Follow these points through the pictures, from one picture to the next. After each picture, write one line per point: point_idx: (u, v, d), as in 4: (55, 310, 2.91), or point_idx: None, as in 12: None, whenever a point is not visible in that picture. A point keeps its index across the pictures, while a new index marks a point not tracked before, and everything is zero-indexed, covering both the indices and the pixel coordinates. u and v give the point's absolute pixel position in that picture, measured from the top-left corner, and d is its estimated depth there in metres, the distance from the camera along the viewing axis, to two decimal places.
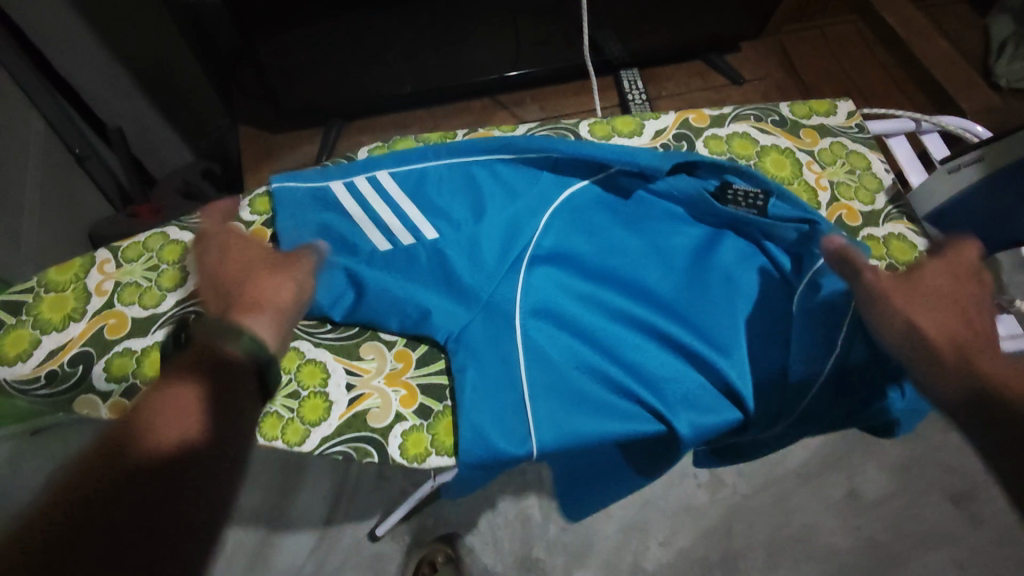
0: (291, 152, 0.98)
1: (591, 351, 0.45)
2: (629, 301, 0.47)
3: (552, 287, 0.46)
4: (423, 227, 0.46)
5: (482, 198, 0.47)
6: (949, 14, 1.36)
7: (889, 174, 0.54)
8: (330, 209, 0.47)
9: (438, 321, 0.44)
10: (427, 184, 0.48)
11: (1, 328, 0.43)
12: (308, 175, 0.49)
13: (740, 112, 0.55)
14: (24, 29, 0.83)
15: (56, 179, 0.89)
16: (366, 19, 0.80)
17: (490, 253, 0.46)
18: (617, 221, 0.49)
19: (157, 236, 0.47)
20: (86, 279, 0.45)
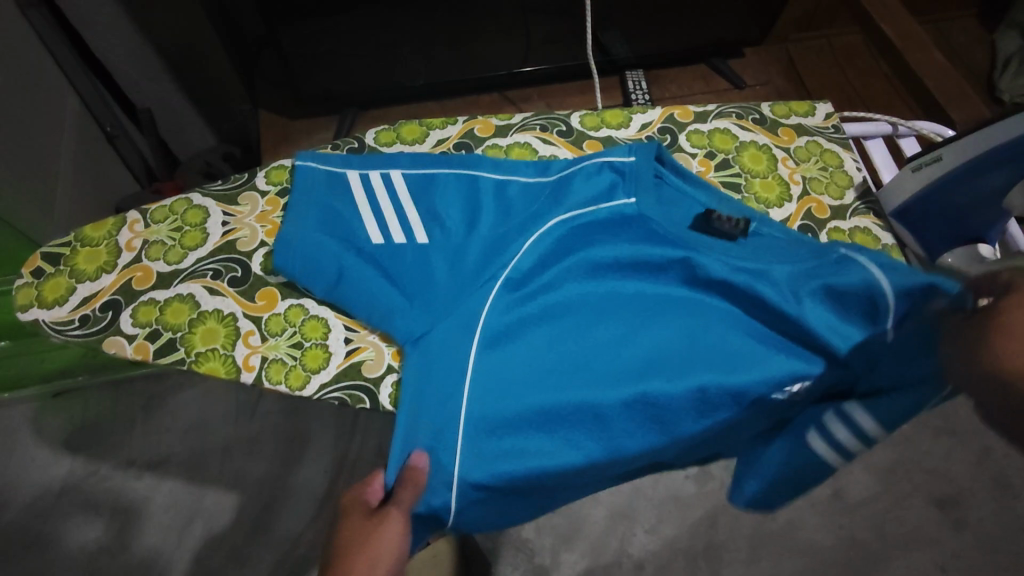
0: (308, 137, 1.03)
1: (546, 369, 0.46)
2: (597, 321, 0.47)
3: (527, 300, 0.48)
4: (416, 231, 0.49)
5: (478, 213, 0.50)
6: (957, 28, 1.39)
7: (859, 173, 0.58)
8: (336, 199, 0.50)
9: (400, 322, 0.46)
10: (433, 190, 0.51)
11: (41, 276, 0.48)
12: (331, 158, 0.52)
13: (722, 110, 0.59)
14: (66, 12, 0.90)
15: (89, 154, 0.95)
16: (383, 13, 0.86)
17: (467, 263, 0.47)
18: (608, 239, 0.49)
19: (182, 202, 0.52)
20: (117, 236, 0.50)
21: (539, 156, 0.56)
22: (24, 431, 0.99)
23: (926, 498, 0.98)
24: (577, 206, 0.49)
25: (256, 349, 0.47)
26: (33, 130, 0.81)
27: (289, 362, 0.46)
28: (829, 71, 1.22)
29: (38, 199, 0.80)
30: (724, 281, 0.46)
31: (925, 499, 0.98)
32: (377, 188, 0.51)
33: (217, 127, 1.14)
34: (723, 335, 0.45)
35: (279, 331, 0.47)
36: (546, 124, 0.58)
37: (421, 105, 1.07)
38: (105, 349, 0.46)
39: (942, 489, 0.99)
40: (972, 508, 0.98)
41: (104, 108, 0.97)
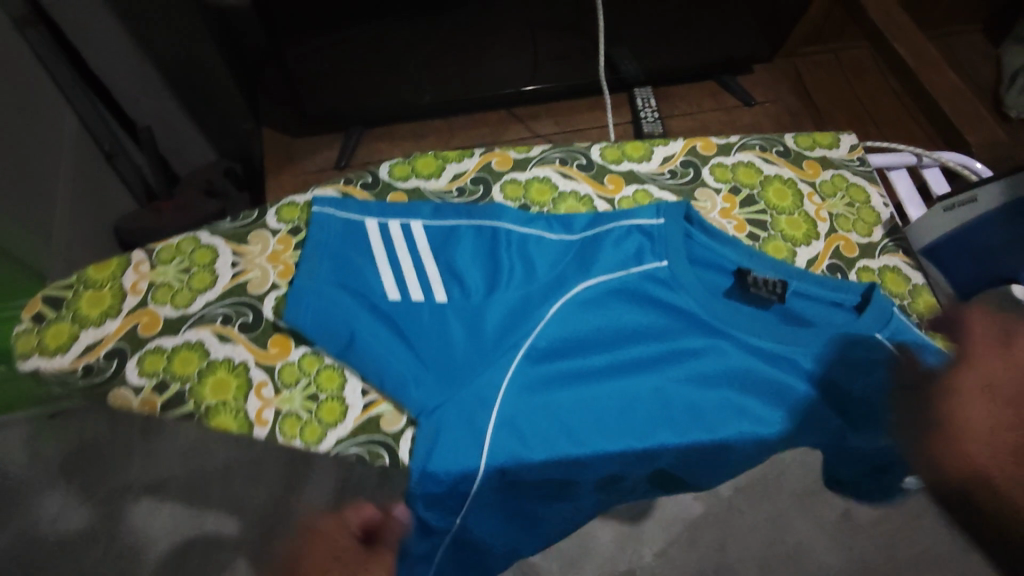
0: (312, 156, 0.99)
1: (563, 440, 0.45)
2: (613, 387, 0.48)
3: (548, 366, 0.47)
4: (435, 289, 0.48)
5: (498, 272, 0.48)
6: (963, 42, 1.38)
7: (887, 208, 0.56)
8: (349, 249, 0.48)
9: (416, 392, 0.44)
10: (453, 245, 0.50)
11: (42, 321, 0.46)
12: (347, 204, 0.51)
13: (746, 142, 0.58)
14: (64, 29, 0.88)
15: (86, 174, 0.93)
16: (389, 28, 0.84)
17: (490, 327, 0.46)
18: (632, 303, 0.49)
19: (190, 240, 0.50)
20: (122, 278, 0.48)
21: (558, 192, 0.54)
22: (19, 453, 0.97)
23: None
24: (605, 272, 0.49)
25: (270, 402, 0.45)
26: (28, 153, 0.79)
27: (303, 416, 0.45)
28: (838, 87, 1.20)
29: (33, 224, 0.78)
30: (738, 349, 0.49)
31: None
32: (396, 240, 0.50)
33: (217, 143, 1.12)
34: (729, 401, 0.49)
35: (292, 381, 0.46)
36: (566, 157, 0.55)
37: (426, 121, 1.05)
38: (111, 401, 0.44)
39: None
40: None
41: (100, 124, 0.96)
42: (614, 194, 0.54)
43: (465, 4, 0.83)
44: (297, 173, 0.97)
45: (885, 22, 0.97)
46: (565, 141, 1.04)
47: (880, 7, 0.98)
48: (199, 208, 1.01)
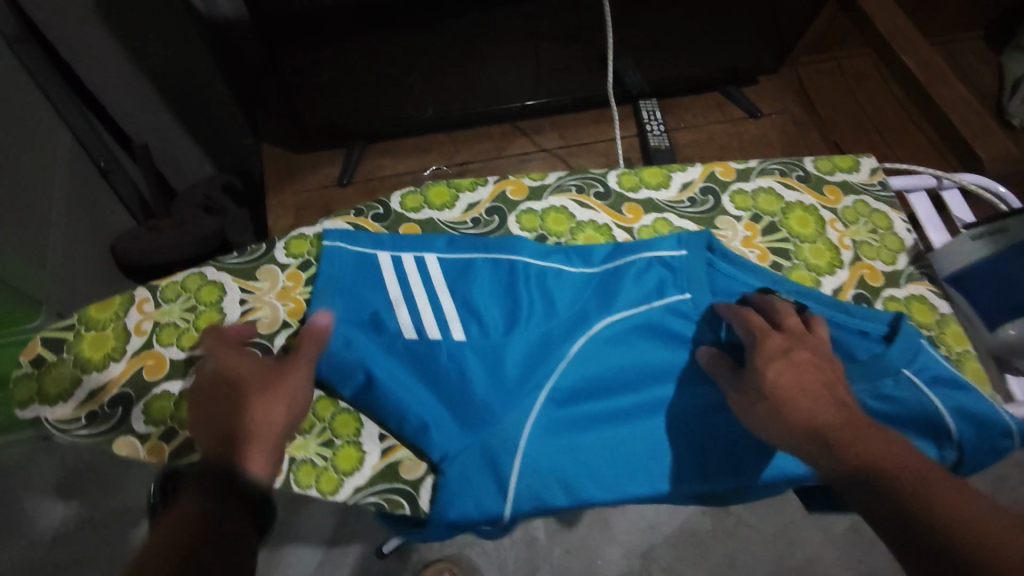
0: (313, 172, 0.97)
1: (587, 481, 0.45)
2: (638, 423, 0.47)
3: (570, 404, 0.47)
4: (453, 327, 0.48)
5: (517, 309, 0.49)
6: (966, 49, 1.37)
7: (911, 235, 0.56)
8: (368, 290, 0.49)
9: (438, 438, 0.45)
10: (469, 279, 0.50)
11: (41, 365, 0.45)
12: (358, 237, 0.51)
13: (765, 167, 0.57)
14: (57, 44, 0.85)
15: (81, 192, 0.91)
16: (391, 39, 0.82)
17: (511, 368, 0.47)
18: (649, 337, 0.49)
19: (195, 277, 0.49)
20: (125, 318, 0.47)
21: (574, 222, 0.54)
22: (14, 476, 0.94)
23: None
24: (628, 306, 0.49)
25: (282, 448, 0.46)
26: (20, 172, 0.76)
27: (319, 464, 0.46)
28: (842, 97, 1.20)
29: (27, 247, 0.75)
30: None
31: None
32: (411, 278, 0.50)
33: (214, 156, 1.09)
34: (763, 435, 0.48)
35: (306, 426, 0.47)
36: (583, 184, 0.56)
37: (428, 135, 1.03)
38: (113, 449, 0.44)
39: None
40: None
41: (96, 142, 0.92)
42: (633, 223, 0.55)
43: (468, 16, 0.82)
44: (298, 189, 0.94)
45: (893, 32, 0.96)
46: (571, 154, 1.03)
47: (887, 16, 0.97)
48: (197, 224, 0.98)
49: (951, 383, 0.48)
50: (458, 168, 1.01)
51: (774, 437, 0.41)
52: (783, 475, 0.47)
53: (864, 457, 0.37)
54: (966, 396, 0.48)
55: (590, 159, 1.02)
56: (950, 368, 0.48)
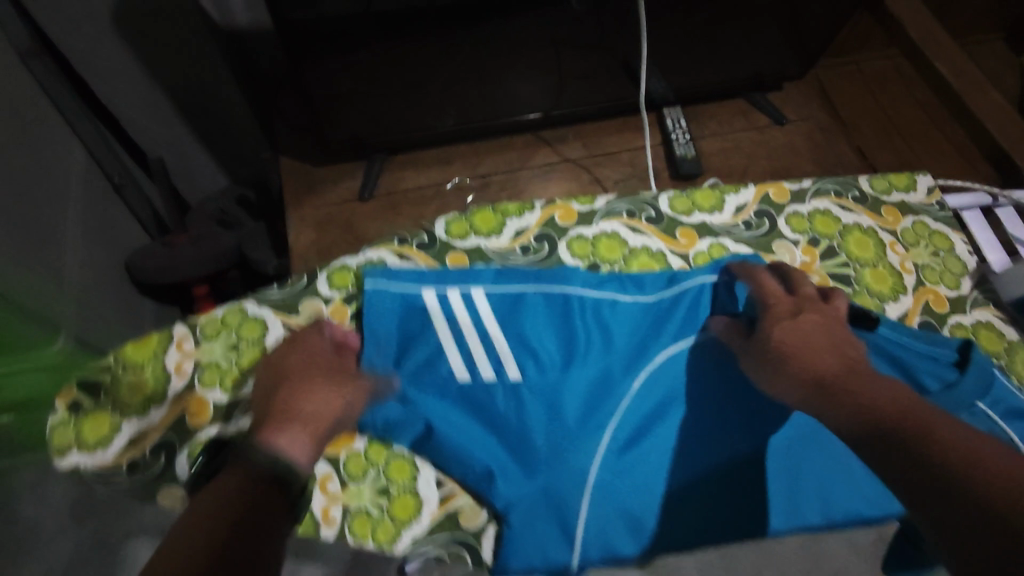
0: (334, 187, 0.94)
1: (633, 498, 0.54)
2: (690, 450, 0.56)
3: (624, 429, 0.55)
4: (508, 367, 0.57)
5: (572, 350, 0.57)
6: (990, 49, 1.33)
7: (971, 257, 0.65)
8: (425, 335, 0.57)
9: (501, 483, 0.54)
10: (519, 315, 0.59)
11: (85, 410, 0.56)
12: (399, 276, 0.60)
13: (821, 190, 0.67)
14: (70, 58, 0.83)
15: (97, 209, 0.88)
16: (412, 47, 0.79)
17: (575, 405, 0.55)
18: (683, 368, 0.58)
19: (234, 315, 0.60)
20: (164, 360, 0.58)
21: (628, 250, 0.65)
22: (27, 501, 0.91)
23: None
24: (672, 339, 0.58)
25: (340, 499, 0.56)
26: (34, 190, 0.74)
27: (377, 514, 0.56)
28: (866, 102, 1.17)
29: (45, 270, 0.73)
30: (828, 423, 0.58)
31: None
32: (462, 323, 0.58)
33: (230, 170, 1.07)
34: (821, 468, 0.58)
35: (358, 474, 0.57)
36: (635, 209, 0.67)
37: (450, 146, 1.00)
38: (160, 493, 0.55)
39: None
40: None
41: (112, 159, 0.89)
42: (689, 249, 0.65)
43: (491, 22, 0.79)
44: (319, 204, 0.92)
45: (924, 37, 0.93)
46: (595, 165, 1.00)
47: (916, 20, 0.95)
48: (215, 239, 0.96)
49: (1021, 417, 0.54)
50: (481, 180, 0.98)
51: (780, 389, 0.49)
52: (834, 496, 0.57)
53: (861, 395, 0.44)
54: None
55: (615, 169, 1.00)
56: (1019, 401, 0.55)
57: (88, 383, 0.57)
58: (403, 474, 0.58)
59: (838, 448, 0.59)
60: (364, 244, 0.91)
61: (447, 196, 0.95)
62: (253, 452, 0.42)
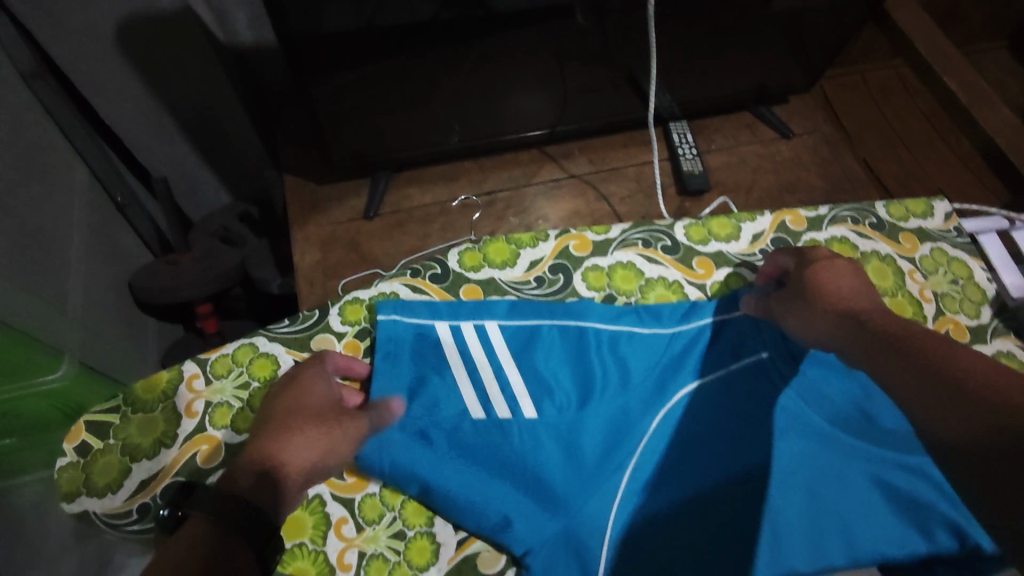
0: (338, 204, 0.93)
1: (651, 537, 0.55)
2: (711, 483, 0.56)
3: (639, 469, 0.57)
4: (521, 405, 0.58)
5: (587, 389, 0.60)
6: (993, 58, 1.32)
7: (991, 284, 0.67)
8: (439, 370, 0.59)
9: (517, 530, 0.53)
10: (531, 353, 0.61)
11: (93, 453, 0.56)
12: (414, 312, 0.62)
13: (838, 216, 0.70)
14: (72, 78, 0.82)
15: (100, 229, 0.88)
16: (415, 63, 0.78)
17: (595, 446, 0.57)
18: (692, 403, 0.60)
19: (246, 351, 0.61)
20: (174, 399, 0.58)
21: (644, 279, 0.68)
22: None
23: None
24: (694, 377, 0.61)
25: (351, 543, 0.55)
26: (35, 213, 0.73)
27: (392, 559, 0.54)
28: (872, 114, 1.16)
29: (49, 297, 0.72)
30: (848, 458, 0.57)
31: None
32: (475, 360, 0.61)
33: (233, 186, 1.06)
34: (845, 504, 0.56)
35: (375, 517, 0.56)
36: (650, 238, 0.71)
37: (454, 162, 0.99)
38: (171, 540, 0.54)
39: None
40: None
41: (115, 178, 0.89)
42: (706, 279, 0.69)
43: (494, 37, 0.78)
44: (323, 222, 0.91)
45: (931, 51, 0.93)
46: (601, 180, 0.99)
47: (922, 32, 0.95)
48: (219, 258, 0.95)
49: None
50: (487, 196, 0.97)
51: (808, 329, 0.58)
52: (861, 535, 0.55)
53: (882, 326, 0.53)
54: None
55: (622, 184, 0.99)
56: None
57: (96, 425, 0.57)
58: (419, 516, 0.57)
59: (862, 486, 0.56)
60: (369, 262, 0.89)
61: (452, 213, 0.94)
62: (209, 505, 0.42)
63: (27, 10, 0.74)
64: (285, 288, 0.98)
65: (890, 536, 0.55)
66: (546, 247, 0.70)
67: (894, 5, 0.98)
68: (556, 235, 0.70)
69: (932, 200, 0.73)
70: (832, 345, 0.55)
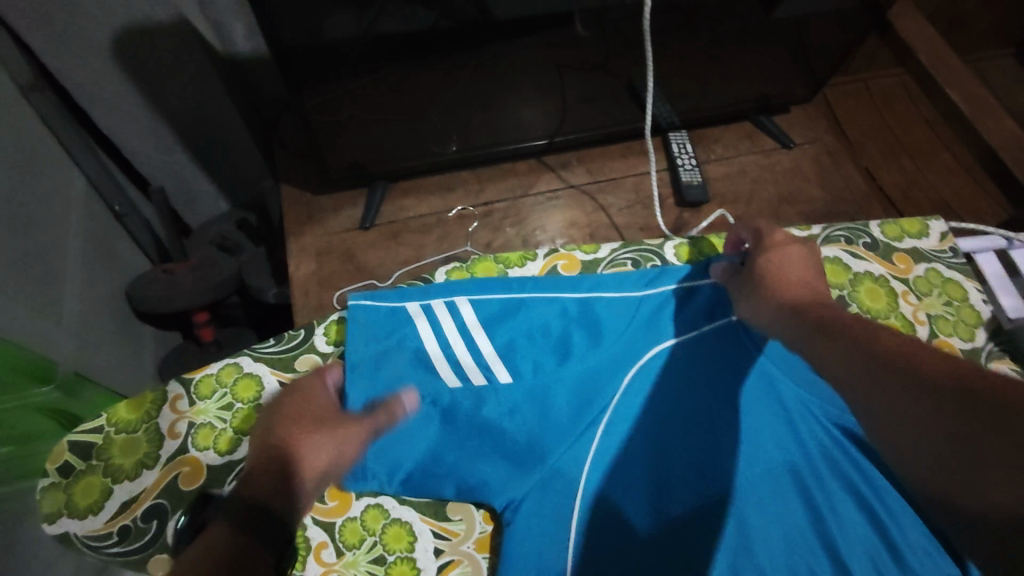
0: (335, 215, 0.93)
1: (628, 496, 0.55)
2: (687, 451, 0.57)
3: (615, 427, 0.58)
4: (495, 370, 0.59)
5: (563, 353, 0.61)
6: (998, 66, 1.30)
7: (986, 306, 0.67)
8: (406, 336, 0.60)
9: (494, 491, 0.55)
10: (505, 323, 0.61)
11: (75, 473, 0.56)
12: (381, 295, 0.62)
13: (832, 236, 0.70)
14: (70, 89, 0.83)
15: (96, 238, 0.88)
16: (411, 74, 0.78)
17: (566, 407, 0.58)
18: (665, 364, 0.60)
19: (231, 371, 0.61)
20: (158, 421, 0.58)
21: None
22: None
23: None
24: (667, 338, 0.61)
25: (331, 567, 0.55)
26: (32, 225, 0.74)
27: None
28: (875, 122, 1.15)
29: (45, 307, 0.72)
30: (829, 450, 0.56)
31: None
32: (446, 326, 0.61)
33: (231, 194, 1.07)
34: (829, 506, 0.54)
35: (355, 542, 0.56)
36: (639, 258, 0.71)
37: (451, 172, 0.99)
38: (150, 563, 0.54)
39: None
40: None
41: (112, 187, 0.90)
42: None
43: (490, 48, 0.78)
44: (320, 233, 0.91)
45: (935, 62, 0.92)
46: (600, 191, 0.99)
47: (925, 42, 0.94)
48: (214, 269, 0.95)
49: None
50: (484, 207, 0.96)
51: (761, 313, 0.57)
52: (846, 540, 0.52)
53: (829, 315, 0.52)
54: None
55: (619, 195, 0.98)
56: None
57: (81, 446, 0.57)
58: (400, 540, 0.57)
59: (846, 483, 0.55)
60: (364, 273, 0.89)
61: (449, 224, 0.94)
62: (235, 509, 0.44)
63: (26, 24, 0.75)
64: (281, 297, 0.95)
65: (874, 535, 0.53)
66: (534, 267, 0.71)
67: (897, 14, 0.97)
68: (543, 257, 0.71)
69: (927, 219, 0.73)
70: (779, 333, 0.55)
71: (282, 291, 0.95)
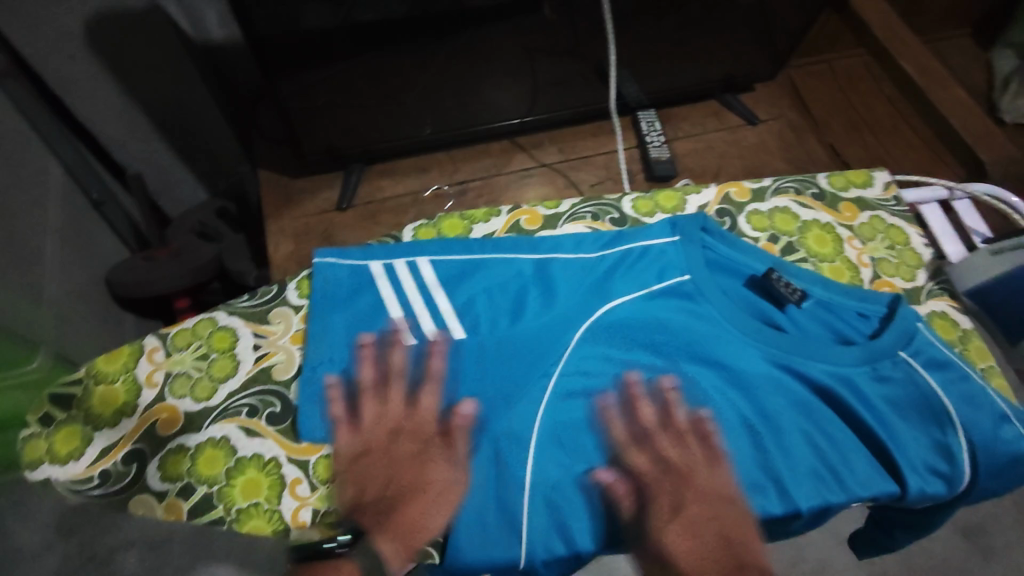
0: (312, 197, 0.95)
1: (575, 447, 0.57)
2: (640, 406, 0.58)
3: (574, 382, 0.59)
4: (453, 327, 0.60)
5: (518, 307, 0.61)
6: (955, 47, 1.33)
7: (926, 249, 0.71)
8: (367, 295, 0.61)
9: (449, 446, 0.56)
10: (462, 281, 0.63)
11: (54, 423, 0.58)
12: (343, 253, 0.64)
13: (781, 187, 0.73)
14: (45, 80, 0.84)
15: (76, 226, 0.89)
16: (384, 58, 0.79)
17: (518, 360, 0.59)
18: (625, 323, 0.61)
19: (206, 323, 0.63)
20: (134, 371, 0.60)
21: None
22: None
23: (952, 528, 0.99)
24: (629, 292, 0.61)
25: (305, 502, 0.57)
26: (11, 214, 0.75)
27: None
28: (837, 101, 1.19)
29: (23, 290, 0.74)
30: (777, 390, 0.58)
31: (953, 529, 0.99)
32: (405, 279, 0.63)
33: (209, 182, 1.08)
34: (778, 447, 0.57)
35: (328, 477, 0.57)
36: (600, 210, 0.73)
37: (427, 154, 1.01)
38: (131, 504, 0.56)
39: (966, 517, 1.00)
40: (996, 534, 0.99)
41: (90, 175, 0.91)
42: None
43: (460, 35, 0.80)
44: (298, 215, 0.93)
45: (889, 38, 0.93)
46: (571, 168, 1.01)
47: (882, 19, 0.96)
48: (191, 249, 0.96)
49: (946, 366, 0.58)
50: (459, 186, 0.99)
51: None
52: (797, 481, 0.56)
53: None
54: (957, 376, 0.57)
55: (591, 173, 1.01)
56: (943, 352, 0.58)
57: (60, 397, 0.59)
58: None
59: (796, 422, 0.57)
60: None
61: (424, 204, 0.96)
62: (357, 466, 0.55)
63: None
64: (261, 280, 0.96)
65: (820, 465, 0.56)
66: (498, 222, 0.73)
67: None
68: (504, 213, 0.73)
69: (872, 171, 0.76)
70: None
71: (262, 274, 0.97)
